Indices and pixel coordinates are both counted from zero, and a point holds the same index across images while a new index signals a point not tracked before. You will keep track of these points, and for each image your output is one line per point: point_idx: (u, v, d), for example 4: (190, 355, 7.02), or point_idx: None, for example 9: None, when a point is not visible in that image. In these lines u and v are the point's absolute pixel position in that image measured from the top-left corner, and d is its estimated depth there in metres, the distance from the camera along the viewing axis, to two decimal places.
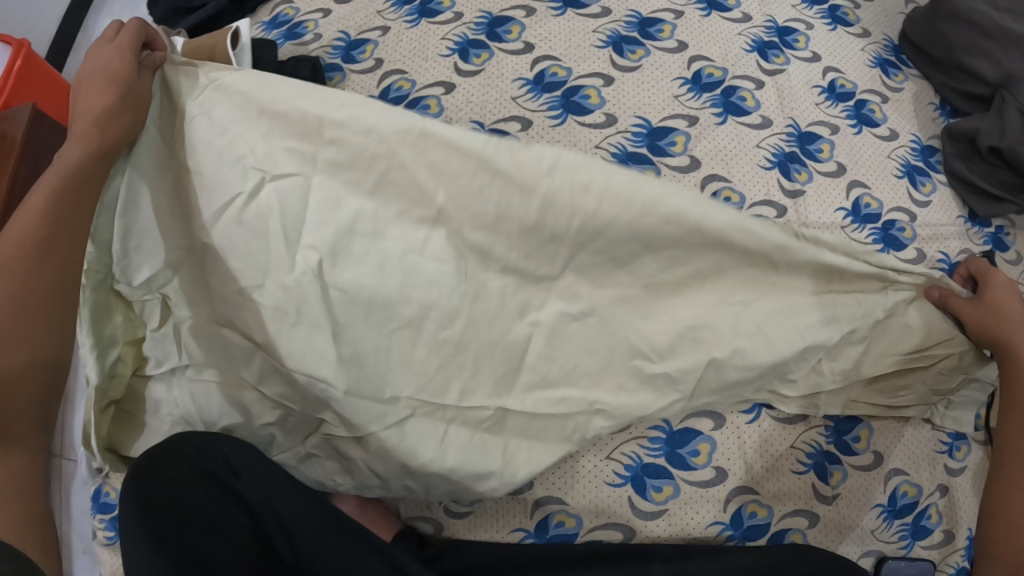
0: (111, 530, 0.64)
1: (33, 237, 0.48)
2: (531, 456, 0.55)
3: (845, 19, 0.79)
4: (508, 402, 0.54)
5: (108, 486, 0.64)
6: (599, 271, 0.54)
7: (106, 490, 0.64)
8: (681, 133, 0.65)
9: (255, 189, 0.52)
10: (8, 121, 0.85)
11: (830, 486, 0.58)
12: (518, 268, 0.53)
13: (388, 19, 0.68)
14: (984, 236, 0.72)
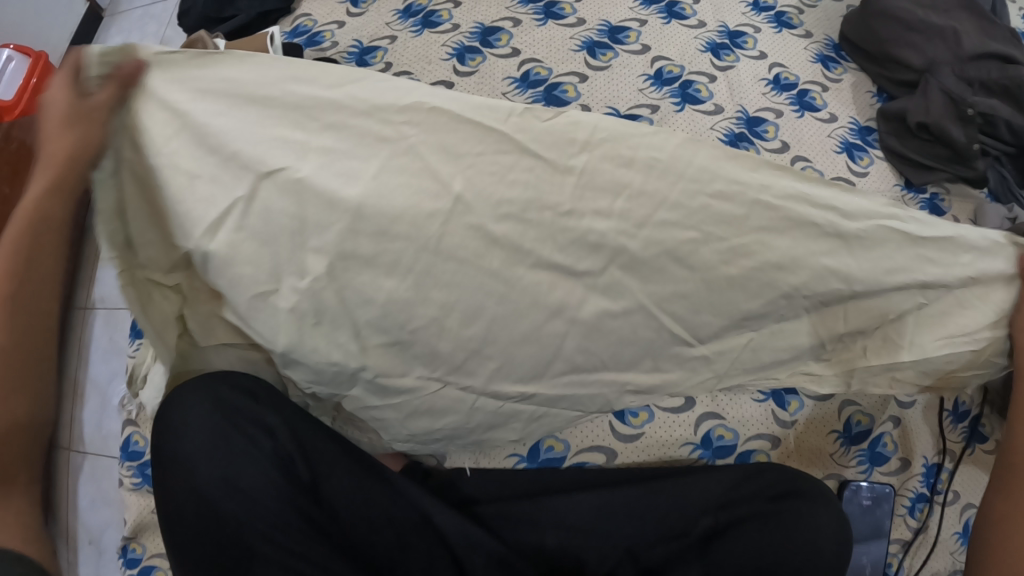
0: (138, 476, 0.74)
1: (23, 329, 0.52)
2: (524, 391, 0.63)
3: (790, 23, 0.91)
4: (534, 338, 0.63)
5: (138, 436, 0.76)
6: None
7: (137, 440, 0.75)
8: (645, 119, 0.76)
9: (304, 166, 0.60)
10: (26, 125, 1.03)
11: (788, 413, 0.65)
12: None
13: (396, 30, 0.80)
14: (920, 201, 0.81)
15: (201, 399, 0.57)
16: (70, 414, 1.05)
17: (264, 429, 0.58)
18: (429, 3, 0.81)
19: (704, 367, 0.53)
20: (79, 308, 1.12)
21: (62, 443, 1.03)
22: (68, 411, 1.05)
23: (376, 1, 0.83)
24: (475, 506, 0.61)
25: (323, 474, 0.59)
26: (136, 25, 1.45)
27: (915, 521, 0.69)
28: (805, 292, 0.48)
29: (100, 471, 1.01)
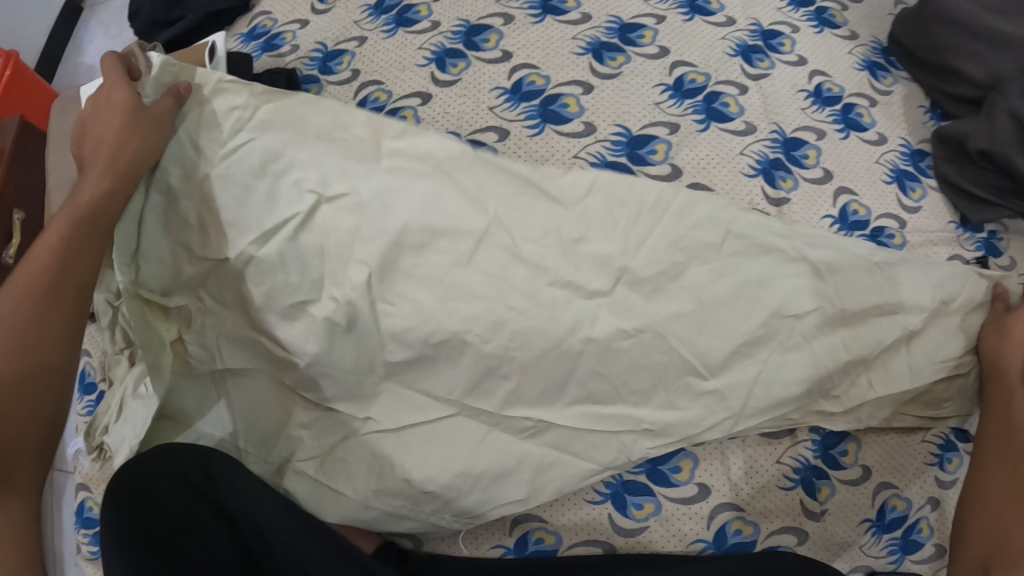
0: (95, 544, 0.64)
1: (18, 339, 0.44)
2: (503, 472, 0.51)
3: (832, 21, 0.78)
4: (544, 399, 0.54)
5: (92, 501, 0.64)
6: (648, 287, 0.54)
7: (90, 505, 0.64)
8: (661, 142, 0.64)
9: (311, 209, 0.53)
10: None
11: (818, 503, 0.56)
12: (569, 281, 0.53)
13: (366, 30, 0.67)
14: (975, 242, 0.71)
15: (163, 479, 0.49)
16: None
17: (224, 517, 0.50)
18: None
19: (719, 405, 0.54)
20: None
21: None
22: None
23: None
24: None
25: (284, 570, 0.49)
26: (117, 18, 1.33)
27: None
28: (788, 313, 0.55)
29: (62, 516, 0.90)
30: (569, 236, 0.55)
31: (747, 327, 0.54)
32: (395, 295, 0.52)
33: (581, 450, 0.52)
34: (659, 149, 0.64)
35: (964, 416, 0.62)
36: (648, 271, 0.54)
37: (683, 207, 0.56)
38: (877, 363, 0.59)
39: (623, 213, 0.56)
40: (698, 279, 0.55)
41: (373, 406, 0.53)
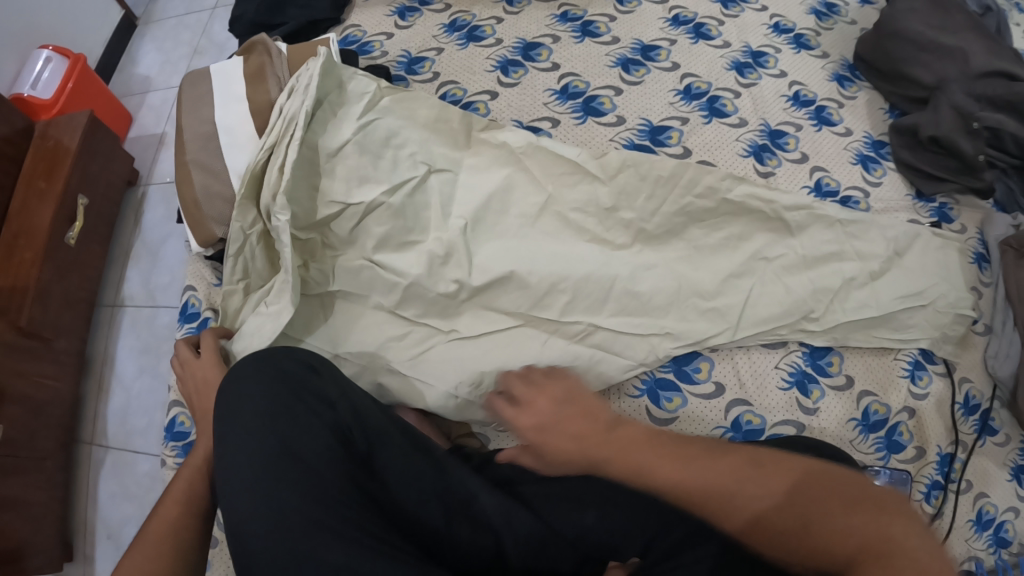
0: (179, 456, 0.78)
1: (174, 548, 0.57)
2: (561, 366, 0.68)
3: (808, 45, 0.92)
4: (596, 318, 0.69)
5: (183, 417, 0.80)
6: (659, 240, 0.72)
7: (182, 421, 0.80)
8: (676, 130, 0.80)
9: (423, 176, 0.71)
10: (68, 126, 1.12)
11: (811, 401, 0.70)
12: (601, 238, 0.72)
13: (442, 42, 0.86)
14: (930, 210, 0.85)
15: (261, 386, 0.60)
16: (95, 408, 1.14)
17: (325, 400, 0.62)
18: (474, 19, 0.88)
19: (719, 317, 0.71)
20: (107, 305, 1.22)
21: (85, 438, 1.12)
22: (93, 406, 1.14)
23: (422, 15, 0.89)
24: (512, 484, 0.65)
25: (375, 445, 0.62)
26: (169, 34, 1.54)
27: (931, 507, 0.71)
28: (761, 256, 0.73)
29: (122, 466, 1.09)
30: (603, 206, 0.72)
31: (732, 264, 0.72)
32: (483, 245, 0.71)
33: (623, 348, 0.69)
34: (674, 135, 0.80)
35: (934, 340, 0.75)
36: (658, 230, 0.72)
37: (693, 179, 0.72)
38: (847, 296, 0.73)
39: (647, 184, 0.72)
40: (695, 235, 0.73)
41: (459, 319, 0.70)
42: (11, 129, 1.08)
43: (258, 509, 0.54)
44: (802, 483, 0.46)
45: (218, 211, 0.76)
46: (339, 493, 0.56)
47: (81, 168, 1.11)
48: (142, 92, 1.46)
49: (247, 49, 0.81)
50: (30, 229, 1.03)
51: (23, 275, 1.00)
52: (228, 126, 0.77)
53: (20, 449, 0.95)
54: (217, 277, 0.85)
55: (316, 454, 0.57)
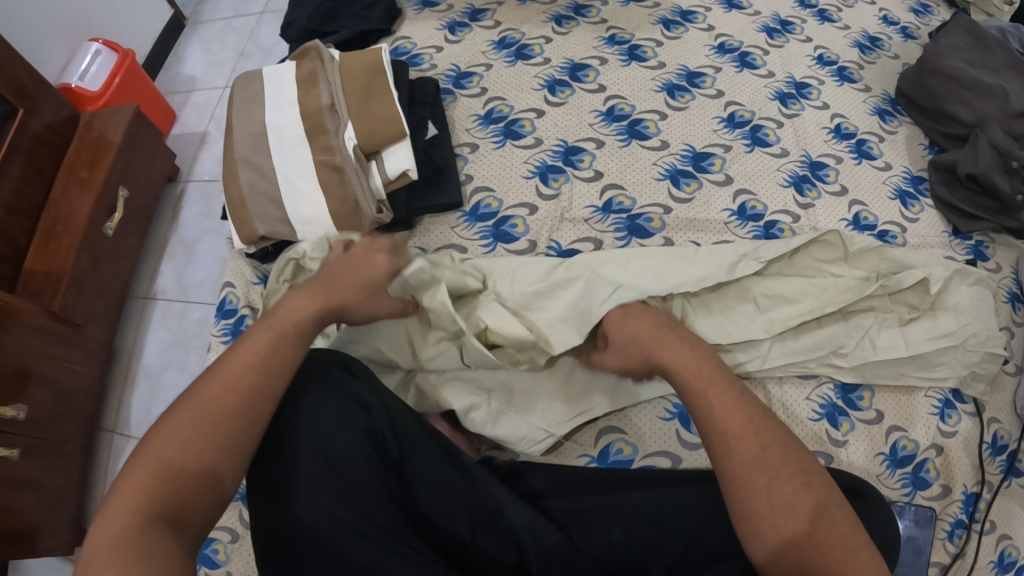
0: None
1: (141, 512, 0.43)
2: (588, 383, 0.70)
3: (851, 77, 0.92)
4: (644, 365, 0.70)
5: None
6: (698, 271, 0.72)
7: None
8: (718, 157, 0.80)
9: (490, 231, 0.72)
10: (112, 119, 1.15)
11: (840, 433, 0.71)
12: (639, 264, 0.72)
13: (491, 58, 0.88)
14: (966, 247, 0.83)
15: (312, 380, 0.61)
16: (119, 397, 1.16)
17: (359, 404, 0.61)
18: (523, 38, 0.89)
19: (755, 350, 0.71)
20: (139, 297, 1.25)
21: (108, 426, 1.14)
22: (117, 395, 1.16)
23: (471, 30, 0.91)
24: (537, 501, 0.65)
25: (409, 452, 0.61)
26: (212, 31, 1.59)
27: (954, 547, 0.70)
28: (805, 286, 0.72)
29: None
30: (655, 235, 0.74)
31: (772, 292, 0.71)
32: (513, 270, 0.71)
33: None
34: (717, 162, 0.79)
35: (961, 379, 0.74)
36: (705, 259, 0.71)
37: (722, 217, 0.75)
38: (876, 335, 0.73)
39: (681, 210, 0.76)
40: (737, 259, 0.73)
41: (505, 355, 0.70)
42: (58, 117, 1.09)
43: (276, 496, 0.56)
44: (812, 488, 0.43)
45: (261, 209, 0.77)
46: (362, 493, 0.57)
47: (122, 161, 1.14)
48: (187, 91, 1.50)
49: (300, 55, 0.83)
50: (68, 218, 1.06)
51: (60, 261, 1.03)
52: (279, 128, 0.79)
53: (42, 431, 0.97)
54: (256, 275, 0.86)
55: (353, 461, 0.58)
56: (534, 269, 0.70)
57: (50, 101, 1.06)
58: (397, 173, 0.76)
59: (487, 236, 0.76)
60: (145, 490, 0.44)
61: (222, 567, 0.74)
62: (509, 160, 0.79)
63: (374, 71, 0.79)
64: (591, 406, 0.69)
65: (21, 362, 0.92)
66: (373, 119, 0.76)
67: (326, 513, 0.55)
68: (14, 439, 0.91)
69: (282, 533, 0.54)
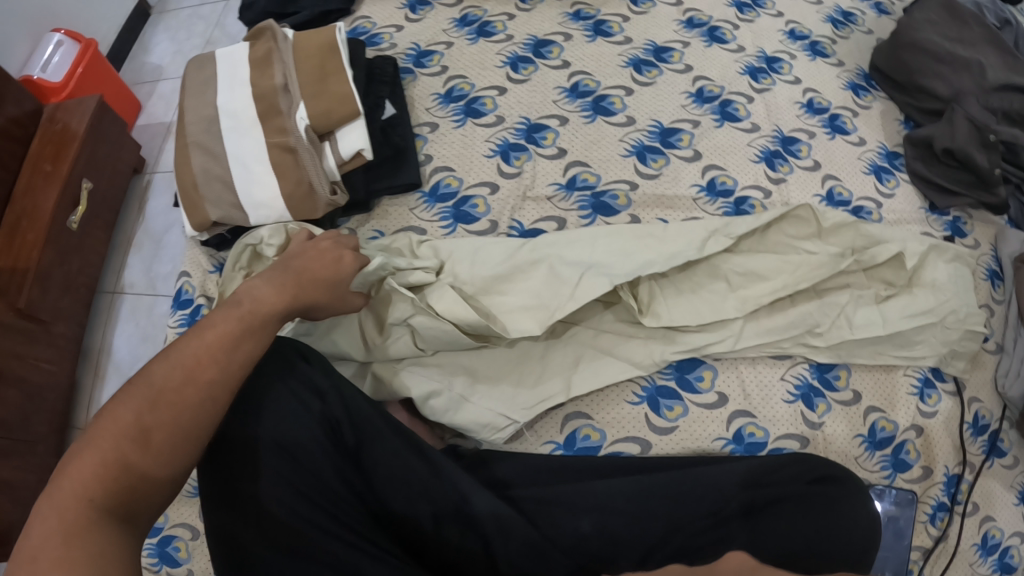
0: None
1: (90, 502, 0.40)
2: (549, 369, 0.67)
3: (824, 52, 0.90)
4: (610, 347, 0.68)
5: None
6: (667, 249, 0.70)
7: None
8: (686, 133, 0.77)
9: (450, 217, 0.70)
10: (76, 110, 1.11)
11: (816, 415, 0.68)
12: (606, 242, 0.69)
13: (452, 36, 0.85)
14: (944, 224, 0.81)
15: (265, 368, 0.58)
16: (91, 391, 1.12)
17: (314, 391, 0.58)
18: (485, 15, 0.86)
19: (728, 331, 0.68)
20: (107, 292, 1.20)
21: (79, 423, 1.10)
22: (90, 388, 1.12)
23: (433, 8, 0.88)
24: (504, 490, 0.62)
25: (367, 440, 0.58)
26: (178, 22, 1.54)
27: (936, 530, 0.68)
28: (780, 263, 0.69)
29: None
30: (622, 214, 0.72)
31: (743, 271, 0.69)
32: (471, 251, 0.67)
33: (620, 350, 0.67)
34: (685, 138, 0.77)
35: (940, 356, 0.72)
36: (674, 236, 0.68)
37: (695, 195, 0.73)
38: (852, 312, 0.70)
39: (649, 188, 0.73)
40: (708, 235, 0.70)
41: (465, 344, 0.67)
42: (21, 110, 1.05)
43: (226, 494, 0.53)
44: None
45: (215, 194, 0.74)
46: (317, 484, 0.55)
47: (87, 152, 1.10)
48: (151, 82, 1.45)
49: (255, 35, 0.80)
50: (34, 212, 1.02)
51: (25, 256, 0.99)
52: (231, 109, 0.76)
53: (12, 431, 0.94)
54: (212, 264, 0.82)
55: (308, 452, 0.55)
56: (495, 249, 0.67)
57: (12, 93, 1.03)
58: (351, 153, 0.72)
59: (447, 217, 0.73)
60: (96, 481, 0.41)
61: (185, 564, 0.71)
62: (470, 139, 0.76)
63: (329, 47, 0.76)
64: (548, 391, 0.66)
65: None
66: (328, 97, 0.73)
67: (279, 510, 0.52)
68: None
69: (235, 530, 0.52)
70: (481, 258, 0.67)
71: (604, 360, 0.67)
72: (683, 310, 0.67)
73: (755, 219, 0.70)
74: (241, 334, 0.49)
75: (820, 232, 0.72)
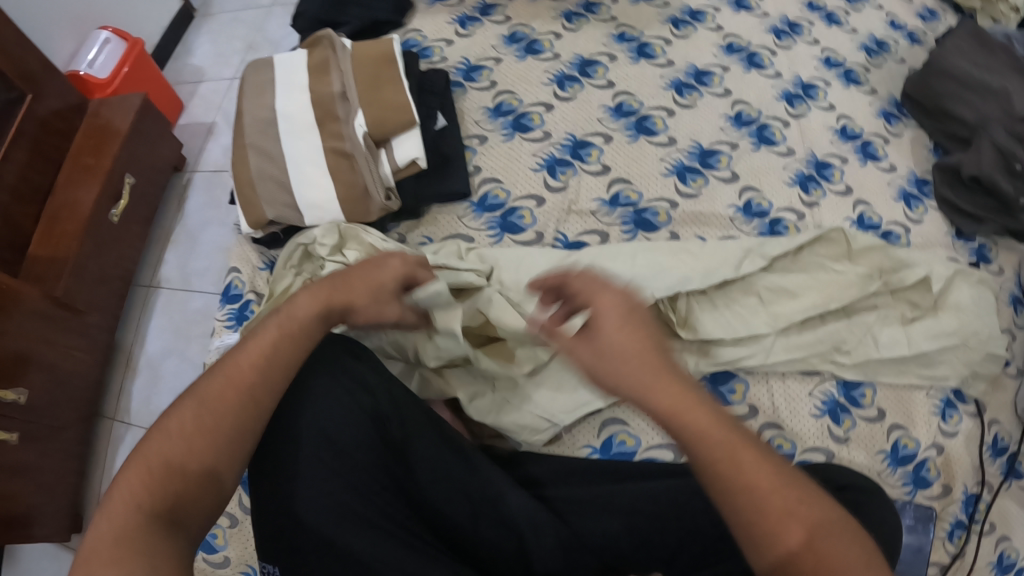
0: None
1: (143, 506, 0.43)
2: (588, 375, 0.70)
3: (857, 79, 0.93)
4: None
5: None
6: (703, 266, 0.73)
7: None
8: (724, 154, 0.81)
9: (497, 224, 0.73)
10: (119, 108, 1.16)
11: (842, 429, 0.71)
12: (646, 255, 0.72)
13: (501, 53, 0.89)
14: (970, 250, 0.83)
15: (318, 363, 0.61)
16: (120, 383, 1.17)
17: (362, 386, 0.60)
18: (533, 33, 0.90)
19: (760, 346, 0.71)
20: (142, 286, 1.25)
21: (108, 413, 1.14)
22: (119, 381, 1.17)
23: (482, 25, 0.92)
24: (537, 488, 0.65)
25: (410, 436, 0.60)
26: (222, 24, 1.60)
27: (953, 546, 0.70)
28: (810, 283, 0.72)
29: None
30: (661, 230, 0.75)
31: (775, 289, 0.72)
32: (518, 260, 0.71)
33: None
34: (723, 159, 0.80)
35: (962, 377, 0.74)
36: (711, 253, 0.71)
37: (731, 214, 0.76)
38: (878, 332, 0.73)
39: (687, 206, 0.76)
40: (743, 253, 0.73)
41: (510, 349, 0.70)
42: (66, 105, 1.09)
43: (282, 482, 0.56)
44: (724, 424, 0.41)
45: (270, 193, 0.78)
46: (363, 476, 0.57)
47: (128, 149, 1.14)
48: (195, 81, 1.50)
49: (312, 44, 0.84)
50: (73, 205, 1.06)
51: (63, 247, 1.03)
52: (288, 113, 0.79)
53: (41, 416, 0.97)
54: (262, 261, 0.85)
55: (355, 445, 0.57)
56: (541, 258, 0.71)
57: (59, 89, 1.07)
58: (406, 161, 0.77)
59: (494, 227, 0.76)
60: (147, 484, 0.44)
61: (222, 551, 0.75)
62: (518, 153, 0.80)
63: (385, 59, 0.80)
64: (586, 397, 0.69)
65: (21, 345, 0.92)
66: (383, 107, 0.77)
67: (323, 503, 0.55)
68: (13, 422, 0.91)
69: (281, 520, 0.55)
70: (529, 267, 0.70)
71: None
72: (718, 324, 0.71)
73: (785, 242, 0.74)
74: (277, 348, 0.50)
75: (851, 254, 0.74)
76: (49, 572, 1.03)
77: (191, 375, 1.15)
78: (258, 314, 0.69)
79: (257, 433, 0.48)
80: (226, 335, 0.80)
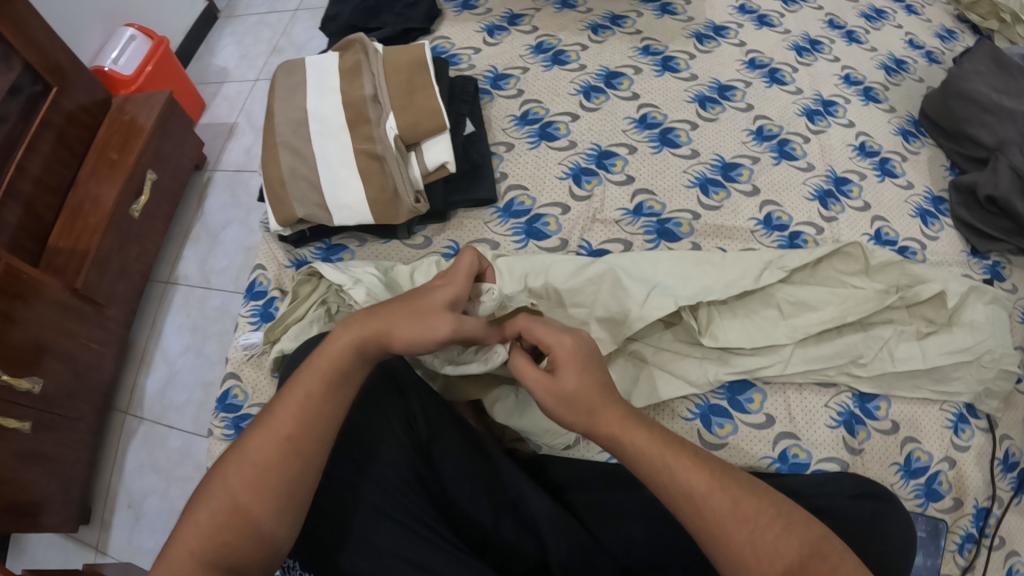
0: (230, 428, 0.75)
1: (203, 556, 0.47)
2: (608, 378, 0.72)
3: (876, 97, 0.94)
4: (665, 364, 0.73)
5: (237, 390, 0.78)
6: None
7: (235, 393, 0.78)
8: (746, 168, 0.82)
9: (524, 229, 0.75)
10: (146, 105, 1.18)
11: (856, 441, 0.72)
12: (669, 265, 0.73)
13: (528, 63, 0.91)
14: (983, 267, 0.83)
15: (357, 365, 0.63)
16: (134, 377, 1.18)
17: (395, 386, 0.62)
18: (560, 44, 0.92)
19: (778, 357, 0.73)
20: (160, 282, 1.27)
21: (121, 406, 1.16)
22: (132, 376, 1.18)
23: (510, 34, 0.95)
24: (561, 495, 0.67)
25: (437, 438, 0.61)
26: (248, 25, 1.63)
27: (963, 560, 0.71)
28: (831, 297, 0.74)
29: (154, 439, 1.13)
30: (686, 242, 0.76)
31: (793, 300, 0.74)
32: (544, 267, 0.73)
33: (677, 368, 0.73)
34: (745, 172, 0.82)
35: (975, 393, 0.75)
36: (731, 264, 0.73)
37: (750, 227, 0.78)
38: (895, 346, 0.74)
39: (710, 217, 0.78)
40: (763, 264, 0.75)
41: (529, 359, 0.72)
42: (91, 100, 1.11)
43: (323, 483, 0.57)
44: (658, 442, 0.48)
45: (299, 193, 0.79)
46: (392, 475, 0.57)
47: (152, 145, 1.17)
48: (218, 81, 1.53)
49: (345, 47, 0.86)
50: (96, 200, 1.08)
51: (85, 239, 1.05)
52: (321, 115, 0.81)
53: (56, 406, 0.98)
54: (287, 259, 0.87)
55: (384, 444, 0.58)
56: (566, 264, 0.72)
57: (86, 84, 1.09)
58: (436, 165, 0.79)
59: (519, 233, 0.78)
60: (211, 532, 0.47)
61: None
62: (544, 161, 0.82)
63: (415, 65, 0.82)
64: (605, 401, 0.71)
65: (35, 334, 0.93)
66: (415, 111, 0.79)
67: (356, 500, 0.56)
68: (27, 411, 0.92)
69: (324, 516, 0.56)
70: (556, 273, 0.72)
71: (658, 376, 0.72)
72: (739, 333, 0.72)
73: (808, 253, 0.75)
74: (314, 427, 0.50)
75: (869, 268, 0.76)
76: (55, 561, 1.05)
77: (205, 371, 1.17)
78: (284, 315, 0.74)
79: (304, 489, 0.49)
80: (249, 333, 0.81)
